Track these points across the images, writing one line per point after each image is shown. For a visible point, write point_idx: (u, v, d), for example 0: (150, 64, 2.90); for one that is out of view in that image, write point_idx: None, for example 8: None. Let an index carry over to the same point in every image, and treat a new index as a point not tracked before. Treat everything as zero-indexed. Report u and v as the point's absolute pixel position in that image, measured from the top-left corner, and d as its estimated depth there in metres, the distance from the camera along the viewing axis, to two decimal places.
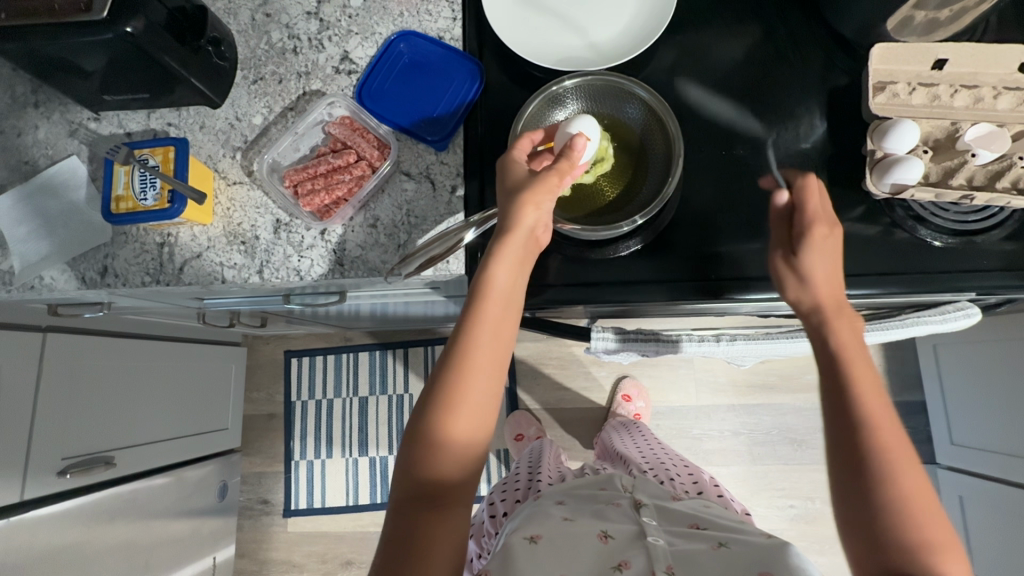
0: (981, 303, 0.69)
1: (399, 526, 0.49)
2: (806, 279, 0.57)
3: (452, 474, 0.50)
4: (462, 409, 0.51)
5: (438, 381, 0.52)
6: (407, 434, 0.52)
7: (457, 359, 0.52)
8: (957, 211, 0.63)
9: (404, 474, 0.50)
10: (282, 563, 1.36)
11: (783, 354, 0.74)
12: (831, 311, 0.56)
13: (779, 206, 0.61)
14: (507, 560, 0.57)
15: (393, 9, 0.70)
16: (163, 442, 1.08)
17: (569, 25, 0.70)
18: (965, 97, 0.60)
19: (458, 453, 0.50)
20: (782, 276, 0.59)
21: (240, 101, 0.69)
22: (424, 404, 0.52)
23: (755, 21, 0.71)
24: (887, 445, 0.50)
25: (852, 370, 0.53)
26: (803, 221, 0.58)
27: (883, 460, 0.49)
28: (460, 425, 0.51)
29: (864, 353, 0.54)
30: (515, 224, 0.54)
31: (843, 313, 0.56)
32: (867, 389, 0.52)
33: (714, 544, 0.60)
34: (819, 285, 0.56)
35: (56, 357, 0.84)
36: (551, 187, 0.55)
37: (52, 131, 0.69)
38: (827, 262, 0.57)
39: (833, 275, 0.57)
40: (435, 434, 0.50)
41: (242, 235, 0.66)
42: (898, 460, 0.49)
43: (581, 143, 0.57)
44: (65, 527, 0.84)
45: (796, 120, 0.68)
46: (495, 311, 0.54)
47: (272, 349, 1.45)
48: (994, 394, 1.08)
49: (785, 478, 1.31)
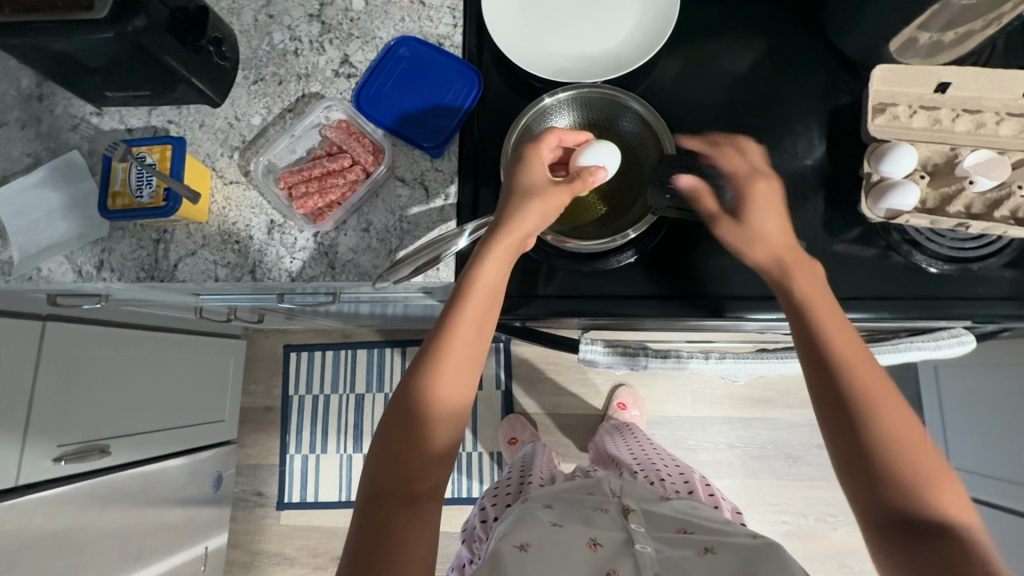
0: (978, 330, 0.68)
1: (375, 518, 0.49)
2: (762, 237, 0.58)
3: (424, 472, 0.51)
4: (441, 404, 0.53)
5: (417, 377, 0.53)
6: (386, 429, 0.53)
7: (441, 357, 0.53)
8: (954, 239, 0.62)
9: (381, 467, 0.51)
10: (273, 556, 1.37)
11: (777, 372, 0.73)
12: (789, 261, 0.57)
13: (683, 186, 0.61)
14: (495, 567, 0.56)
15: (394, 14, 0.70)
16: (160, 431, 1.10)
17: (569, 36, 0.69)
18: (966, 122, 0.59)
19: (431, 448, 0.52)
20: (737, 240, 0.59)
21: (240, 101, 0.70)
22: (403, 399, 0.53)
23: (758, 37, 0.70)
24: (876, 395, 0.51)
25: (827, 323, 0.54)
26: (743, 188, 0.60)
27: (873, 411, 0.50)
28: (439, 423, 0.53)
29: (829, 300, 0.55)
30: (513, 224, 0.55)
31: (800, 260, 0.57)
32: (845, 341, 0.53)
33: (700, 550, 0.60)
34: (775, 238, 0.58)
35: (55, 346, 0.85)
36: (560, 204, 0.57)
37: (56, 125, 0.70)
38: (776, 209, 0.59)
39: (782, 227, 0.59)
40: (412, 429, 0.52)
41: (236, 234, 0.66)
42: (887, 408, 0.50)
43: (599, 175, 0.59)
44: (63, 511, 0.86)
45: (795, 138, 0.68)
46: (479, 307, 0.55)
47: (272, 343, 1.46)
48: (997, 419, 1.07)
49: (779, 493, 1.31)
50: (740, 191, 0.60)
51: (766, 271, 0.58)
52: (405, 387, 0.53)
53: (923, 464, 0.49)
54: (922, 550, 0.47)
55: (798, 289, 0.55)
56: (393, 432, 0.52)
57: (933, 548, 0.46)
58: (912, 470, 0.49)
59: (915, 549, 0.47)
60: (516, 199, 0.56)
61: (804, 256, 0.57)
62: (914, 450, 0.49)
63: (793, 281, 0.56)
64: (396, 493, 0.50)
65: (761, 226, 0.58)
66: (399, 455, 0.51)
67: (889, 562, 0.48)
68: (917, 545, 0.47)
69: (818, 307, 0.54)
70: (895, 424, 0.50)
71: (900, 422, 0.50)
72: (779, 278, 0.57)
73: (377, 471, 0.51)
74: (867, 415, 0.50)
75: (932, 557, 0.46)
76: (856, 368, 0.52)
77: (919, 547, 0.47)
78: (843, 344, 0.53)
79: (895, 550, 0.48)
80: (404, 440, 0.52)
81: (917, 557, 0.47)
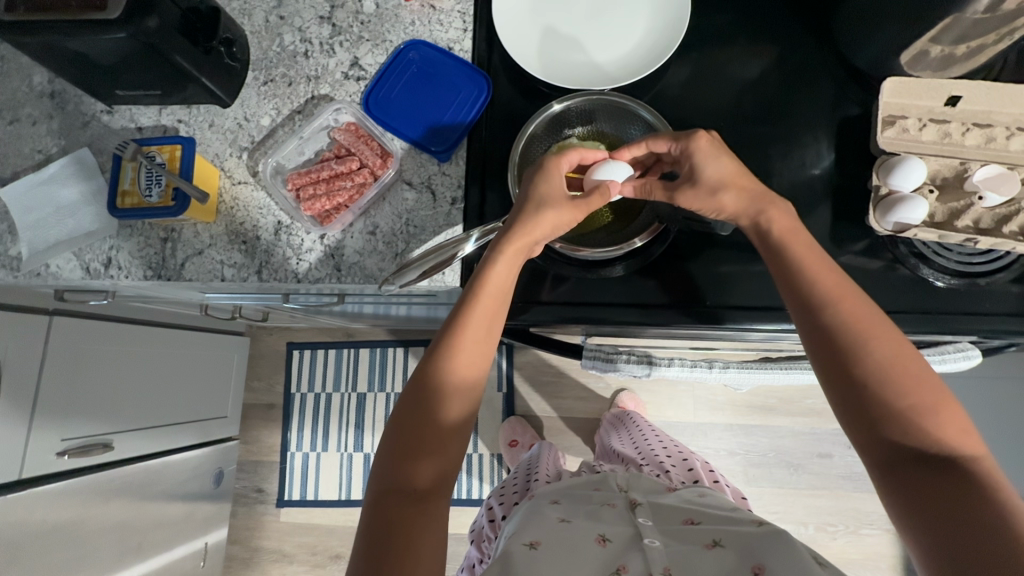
0: (984, 345, 0.67)
1: (387, 509, 0.50)
2: (716, 187, 0.57)
3: (433, 460, 0.52)
4: (453, 395, 0.53)
5: (428, 372, 0.53)
6: (395, 424, 0.53)
7: (451, 353, 0.53)
8: (961, 253, 0.61)
9: (391, 458, 0.52)
10: (273, 552, 1.37)
11: (782, 381, 0.74)
12: (759, 202, 0.57)
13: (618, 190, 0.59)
14: (506, 567, 0.56)
15: (405, 18, 0.70)
16: (163, 426, 1.10)
17: (579, 43, 0.70)
18: (977, 136, 0.59)
19: (442, 438, 0.52)
20: (698, 199, 0.58)
21: (250, 101, 0.70)
22: (414, 393, 0.53)
23: (768, 47, 0.70)
24: (859, 324, 0.51)
25: (806, 262, 0.54)
26: (684, 147, 0.57)
27: (859, 341, 0.50)
28: (450, 415, 0.53)
29: (804, 238, 0.56)
30: (527, 228, 0.56)
31: (768, 202, 0.57)
32: (822, 277, 0.53)
33: (707, 544, 0.60)
34: (729, 178, 0.57)
35: (62, 341, 0.86)
36: (574, 220, 0.58)
37: (66, 122, 0.70)
38: (724, 153, 0.58)
39: (733, 163, 0.58)
40: (423, 422, 0.52)
41: (243, 234, 0.67)
42: (872, 334, 0.50)
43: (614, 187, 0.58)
44: (66, 504, 0.86)
45: (803, 148, 0.67)
46: (491, 303, 0.55)
47: (275, 340, 1.46)
48: (1002, 433, 1.07)
49: (779, 501, 1.30)
50: (684, 149, 0.58)
51: (740, 217, 0.58)
52: (416, 380, 0.54)
53: (921, 389, 0.48)
54: (927, 477, 0.46)
55: (776, 228, 0.56)
56: (403, 425, 0.52)
57: (939, 475, 0.46)
58: (909, 397, 0.48)
59: (920, 476, 0.47)
60: (532, 207, 0.57)
61: (769, 191, 0.58)
62: (912, 376, 0.49)
63: (770, 220, 0.56)
64: (406, 486, 0.51)
65: (719, 176, 0.57)
66: (411, 448, 0.52)
67: (894, 493, 0.48)
68: (921, 473, 0.47)
69: (798, 248, 0.55)
70: (886, 351, 0.50)
71: (894, 349, 0.50)
72: (755, 220, 0.57)
73: (388, 463, 0.52)
74: (853, 345, 0.50)
75: (940, 483, 0.46)
76: (836, 299, 0.52)
77: (924, 473, 0.46)
78: (827, 280, 0.53)
79: (899, 480, 0.47)
80: (413, 431, 0.52)
81: (921, 485, 0.46)
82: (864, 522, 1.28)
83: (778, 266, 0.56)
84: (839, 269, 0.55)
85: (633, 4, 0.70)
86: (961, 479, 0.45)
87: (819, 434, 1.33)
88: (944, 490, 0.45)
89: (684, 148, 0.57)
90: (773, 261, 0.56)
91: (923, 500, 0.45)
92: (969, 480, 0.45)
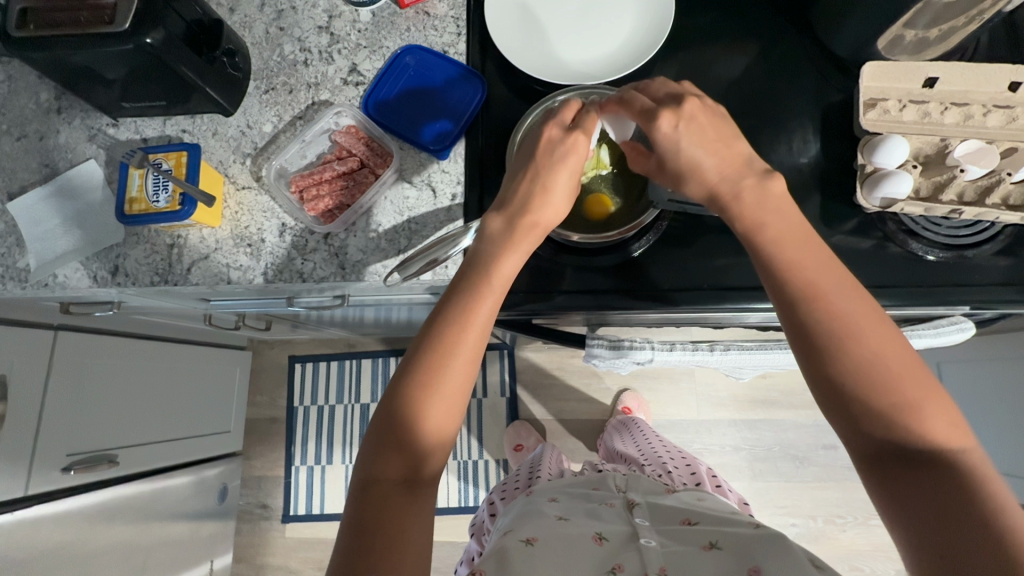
0: (976, 317, 0.69)
1: (370, 512, 0.50)
2: (682, 181, 0.55)
3: (417, 464, 0.52)
4: (436, 404, 0.53)
5: (410, 380, 0.53)
6: (380, 431, 0.53)
7: (438, 362, 0.53)
8: (949, 226, 0.64)
9: (373, 467, 0.51)
10: (279, 569, 1.36)
11: (777, 364, 0.76)
12: (732, 194, 0.53)
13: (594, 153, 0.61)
14: (501, 564, 0.56)
15: (401, 24, 0.73)
16: (165, 444, 1.09)
17: (568, 44, 0.72)
18: (954, 115, 0.62)
19: (428, 446, 0.53)
20: (662, 180, 0.57)
21: (252, 109, 0.72)
22: (398, 403, 0.53)
23: (750, 40, 0.73)
24: (843, 320, 0.49)
25: (786, 258, 0.51)
26: (653, 132, 0.54)
27: (840, 336, 0.49)
28: (433, 423, 0.53)
29: (793, 225, 0.52)
30: (514, 237, 0.57)
31: (745, 192, 0.53)
32: (806, 271, 0.51)
33: (704, 545, 0.60)
34: (696, 167, 0.54)
35: (67, 357, 0.86)
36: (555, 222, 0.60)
37: (73, 136, 0.72)
38: (695, 131, 0.53)
39: (706, 146, 0.53)
40: (409, 429, 0.52)
41: (249, 237, 0.68)
42: (859, 330, 0.48)
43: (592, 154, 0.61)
44: (66, 524, 0.85)
45: (789, 134, 0.70)
46: (483, 312, 0.55)
47: (277, 354, 1.47)
48: (999, 416, 1.08)
49: (786, 496, 1.30)
50: (655, 134, 0.54)
51: (708, 206, 0.56)
52: (400, 390, 0.53)
53: (899, 383, 0.47)
54: (909, 472, 0.46)
55: (741, 225, 0.53)
56: (388, 426, 0.52)
57: (924, 470, 0.46)
58: (893, 393, 0.47)
59: (902, 469, 0.47)
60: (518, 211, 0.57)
61: (745, 180, 0.53)
62: (890, 368, 0.48)
63: (734, 218, 0.54)
64: (391, 488, 0.51)
65: (679, 168, 0.54)
66: (395, 449, 0.52)
67: (879, 484, 0.48)
68: (904, 468, 0.47)
69: (776, 243, 0.52)
70: (867, 345, 0.48)
71: (874, 342, 0.48)
72: (721, 211, 0.55)
73: (370, 469, 0.51)
74: (833, 340, 0.49)
75: (921, 478, 0.46)
76: (818, 293, 0.50)
77: (906, 468, 0.47)
78: (804, 275, 0.51)
79: (883, 473, 0.47)
80: (396, 438, 0.52)
81: (902, 481, 0.46)
82: (873, 513, 1.28)
83: (757, 261, 0.53)
84: (825, 258, 0.52)
85: (618, 6, 0.73)
86: (946, 472, 0.46)
87: (822, 425, 1.33)
88: (931, 484, 0.45)
89: (653, 131, 0.54)
90: (752, 255, 0.54)
91: (912, 493, 0.46)
92: (949, 473, 0.45)
